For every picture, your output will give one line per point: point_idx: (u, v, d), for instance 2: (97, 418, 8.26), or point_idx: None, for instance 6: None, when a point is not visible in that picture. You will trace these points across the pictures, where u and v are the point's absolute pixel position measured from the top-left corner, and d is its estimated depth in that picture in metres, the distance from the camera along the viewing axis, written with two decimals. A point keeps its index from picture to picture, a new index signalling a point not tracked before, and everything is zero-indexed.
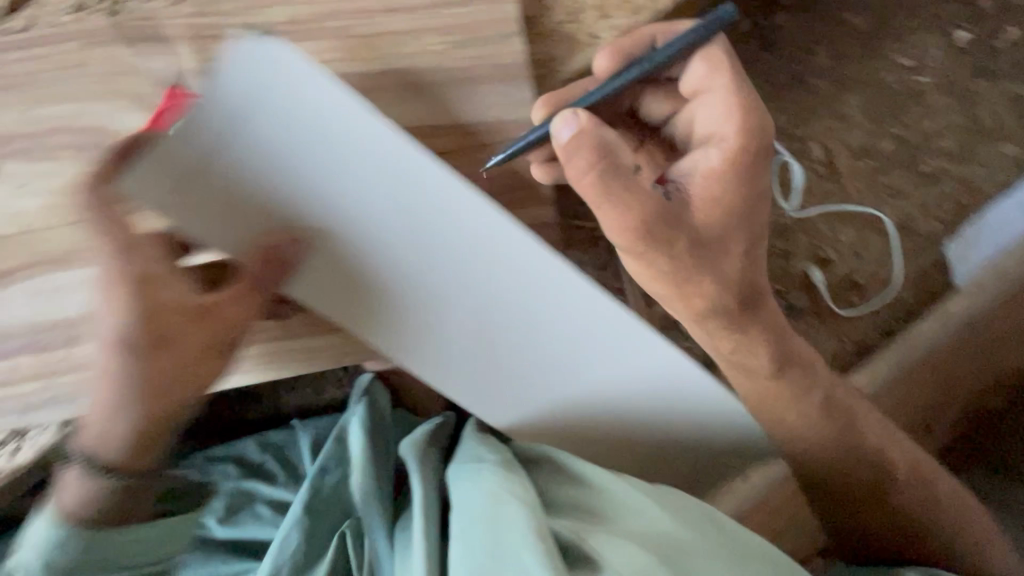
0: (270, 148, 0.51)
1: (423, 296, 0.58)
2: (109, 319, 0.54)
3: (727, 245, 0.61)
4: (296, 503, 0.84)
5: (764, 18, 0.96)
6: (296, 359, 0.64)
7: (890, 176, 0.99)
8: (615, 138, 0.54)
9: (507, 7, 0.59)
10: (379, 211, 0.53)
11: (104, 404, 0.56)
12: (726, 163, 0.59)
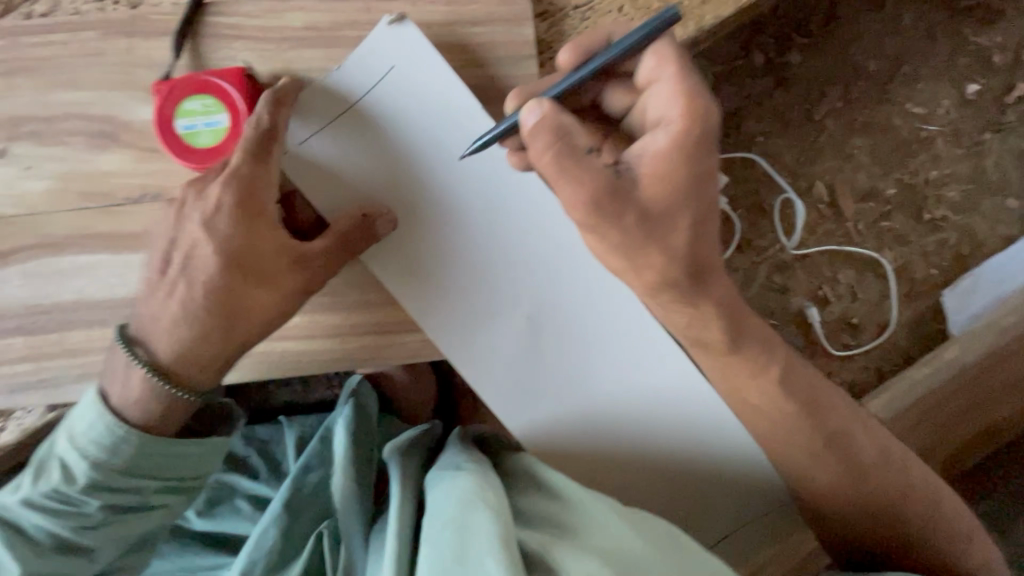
0: (395, 120, 0.58)
1: (492, 277, 0.61)
2: (216, 236, 0.54)
3: (677, 221, 0.52)
4: (276, 500, 0.85)
5: (779, 54, 0.96)
6: (284, 361, 0.62)
7: (892, 221, 0.99)
8: (569, 122, 0.50)
9: (527, 30, 0.59)
10: (471, 187, 0.60)
11: (181, 318, 0.56)
12: (676, 138, 0.50)
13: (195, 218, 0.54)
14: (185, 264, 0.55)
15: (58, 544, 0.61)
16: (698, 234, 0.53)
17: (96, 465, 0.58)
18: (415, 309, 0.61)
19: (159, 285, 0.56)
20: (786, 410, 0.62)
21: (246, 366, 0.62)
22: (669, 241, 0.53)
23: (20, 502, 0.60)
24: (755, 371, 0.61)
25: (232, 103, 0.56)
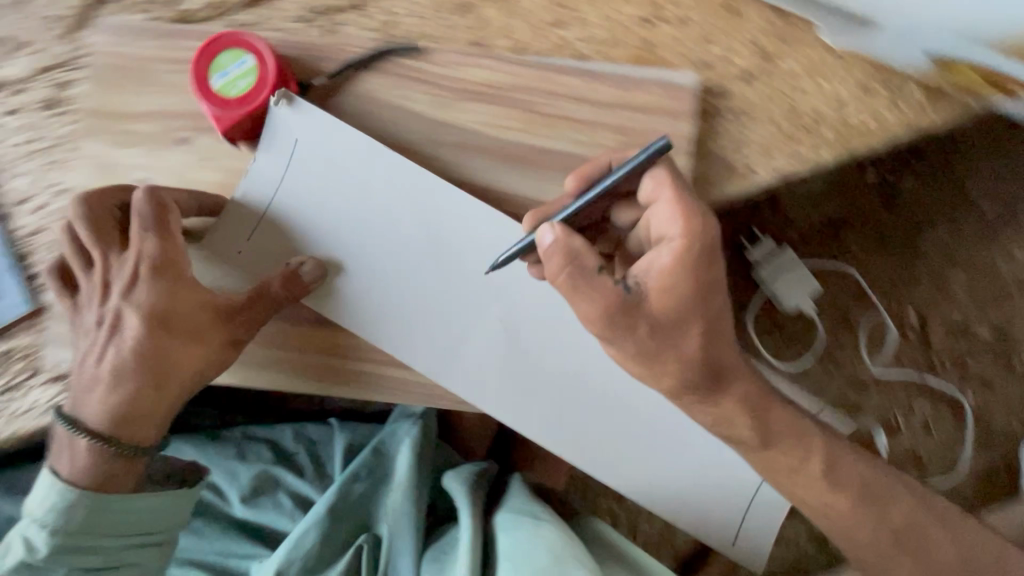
0: (320, 185, 0.62)
1: (465, 346, 0.62)
2: (138, 302, 0.59)
3: (686, 327, 0.53)
4: (321, 503, 0.83)
5: (892, 176, 0.97)
6: (389, 385, 0.64)
7: (980, 362, 0.97)
8: (577, 246, 0.51)
9: (682, 124, 0.62)
10: (403, 249, 0.62)
11: (103, 383, 0.60)
12: (677, 256, 0.51)
13: (118, 289, 0.59)
14: (113, 333, 0.59)
15: None
16: (708, 339, 0.53)
17: (54, 534, 0.59)
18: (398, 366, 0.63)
19: (92, 351, 0.60)
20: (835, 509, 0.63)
21: (352, 383, 0.64)
22: (681, 348, 0.53)
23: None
24: (818, 479, 0.62)
25: (229, 104, 0.61)
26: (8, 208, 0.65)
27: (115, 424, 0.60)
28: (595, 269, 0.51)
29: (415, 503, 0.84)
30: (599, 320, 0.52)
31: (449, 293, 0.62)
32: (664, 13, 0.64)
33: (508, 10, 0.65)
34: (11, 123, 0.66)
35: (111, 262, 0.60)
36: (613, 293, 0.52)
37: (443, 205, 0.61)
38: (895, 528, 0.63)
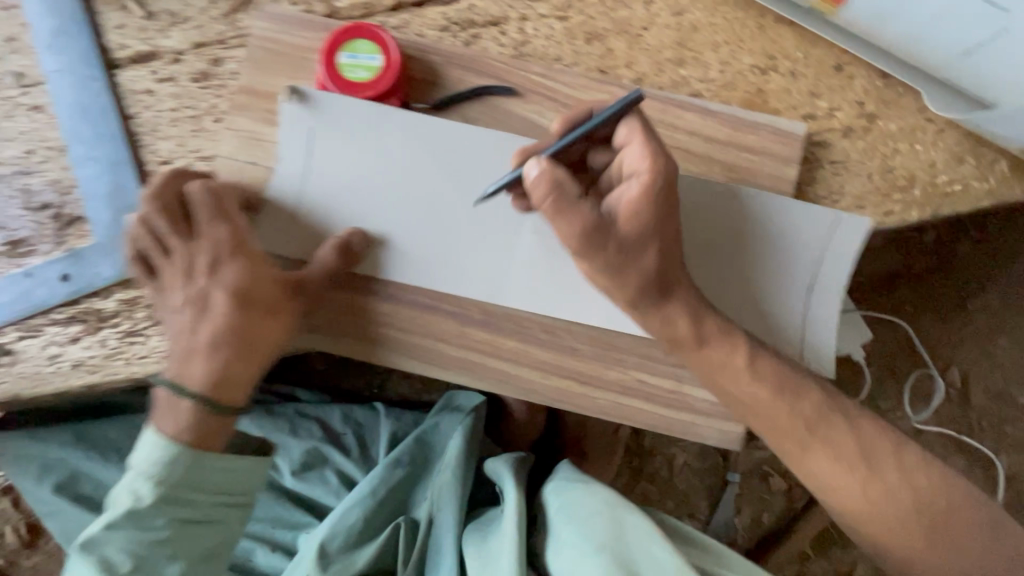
0: (347, 162, 0.64)
1: (518, 332, 0.64)
2: (224, 282, 0.60)
3: (647, 248, 0.57)
4: (364, 482, 0.86)
5: (952, 239, 1.01)
6: (491, 375, 0.64)
7: (1016, 427, 1.01)
8: (562, 174, 0.54)
9: (789, 169, 0.66)
10: (439, 224, 0.64)
11: (191, 353, 0.61)
12: (644, 189, 0.56)
13: (205, 270, 0.60)
14: (202, 309, 0.60)
15: (134, 560, 0.61)
16: (665, 255, 0.58)
17: (161, 485, 0.61)
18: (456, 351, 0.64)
19: (185, 319, 0.61)
20: (809, 454, 0.63)
21: (451, 367, 0.64)
22: (641, 264, 0.57)
23: (103, 533, 0.61)
24: (808, 437, 0.63)
25: (328, 70, 0.65)
26: (155, 168, 0.70)
27: (209, 388, 0.61)
28: (577, 194, 0.54)
29: (461, 483, 0.83)
30: (575, 238, 0.55)
31: (515, 263, 0.64)
32: (778, 65, 0.69)
33: (635, 45, 0.70)
34: (163, 91, 0.71)
35: (197, 247, 0.60)
36: (587, 217, 0.55)
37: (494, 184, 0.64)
38: (880, 467, 0.62)
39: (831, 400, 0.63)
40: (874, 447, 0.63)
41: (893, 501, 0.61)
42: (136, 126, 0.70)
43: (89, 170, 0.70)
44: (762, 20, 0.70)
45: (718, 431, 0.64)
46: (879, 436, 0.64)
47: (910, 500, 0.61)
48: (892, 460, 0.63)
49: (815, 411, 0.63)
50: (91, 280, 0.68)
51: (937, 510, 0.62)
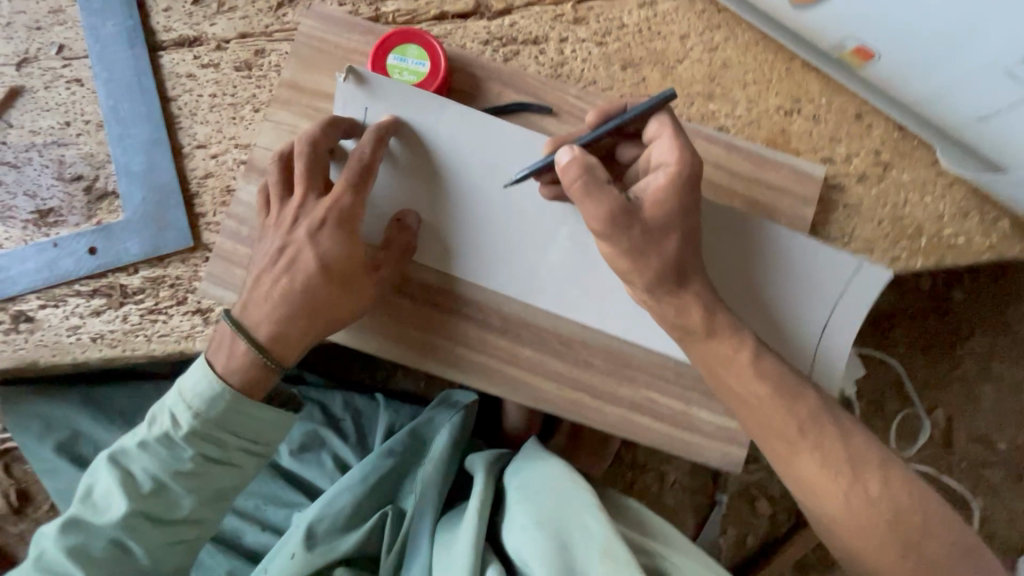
0: (411, 148, 0.66)
1: (534, 341, 0.66)
2: (323, 246, 0.61)
3: (670, 234, 0.59)
4: (356, 469, 0.88)
5: (947, 287, 1.05)
6: (505, 382, 0.66)
7: (994, 472, 1.05)
8: (592, 162, 0.58)
9: (807, 208, 0.69)
10: (487, 221, 0.66)
11: (279, 309, 0.61)
12: (670, 178, 0.59)
13: (305, 226, 0.62)
14: (290, 264, 0.62)
15: (155, 483, 0.61)
16: (687, 243, 0.60)
17: (197, 418, 0.60)
18: (469, 355, 0.66)
19: (271, 272, 0.62)
20: (798, 455, 0.60)
21: (466, 371, 0.66)
22: (661, 249, 0.59)
23: (135, 449, 0.61)
24: (798, 438, 0.59)
25: (379, 60, 0.68)
26: (190, 151, 0.71)
27: (271, 342, 0.61)
28: (606, 181, 0.58)
29: (443, 480, 0.85)
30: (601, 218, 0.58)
31: (545, 264, 0.66)
32: (802, 108, 0.72)
33: (668, 76, 0.73)
34: (205, 76, 0.72)
35: (306, 203, 0.63)
36: (614, 202, 0.57)
37: (537, 192, 0.65)
38: (864, 478, 0.58)
39: (826, 406, 0.60)
40: (862, 452, 0.59)
41: (869, 509, 0.57)
42: (176, 108, 0.72)
43: (123, 147, 0.71)
44: (791, 64, 0.73)
45: (724, 455, 0.66)
46: (869, 447, 0.59)
47: (887, 513, 0.57)
48: (877, 472, 0.58)
49: (810, 412, 0.60)
50: (118, 256, 0.69)
51: (914, 526, 0.57)
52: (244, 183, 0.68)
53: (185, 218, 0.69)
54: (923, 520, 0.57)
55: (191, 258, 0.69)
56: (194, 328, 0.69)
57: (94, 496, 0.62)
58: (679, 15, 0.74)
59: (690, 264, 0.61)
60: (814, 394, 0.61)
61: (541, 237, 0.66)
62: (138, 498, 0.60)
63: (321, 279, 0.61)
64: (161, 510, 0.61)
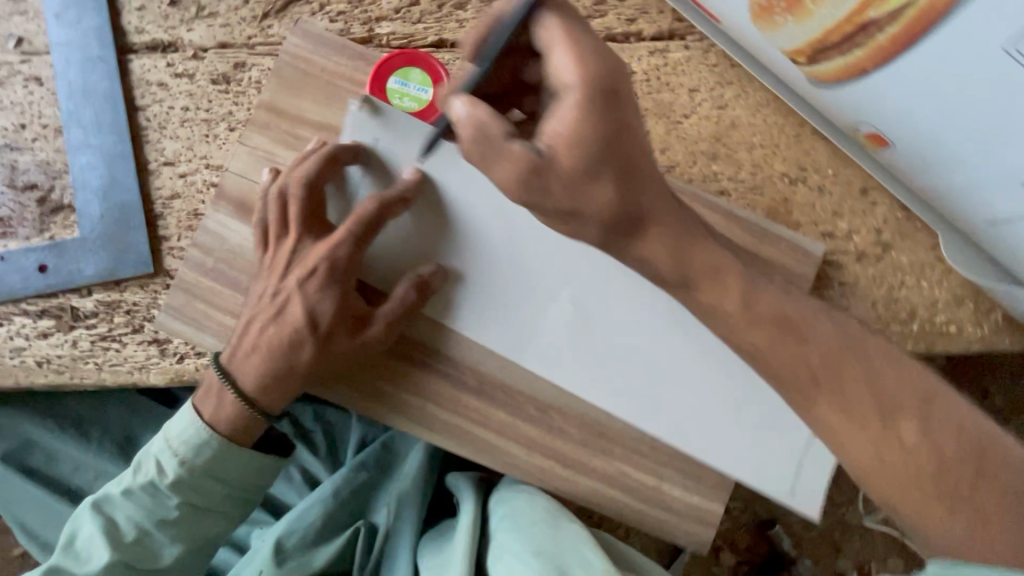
0: (428, 192, 0.61)
1: (518, 407, 0.63)
2: (307, 293, 0.57)
3: (602, 176, 0.43)
4: (327, 482, 0.77)
5: None
6: (475, 445, 0.63)
7: None
8: (483, 116, 0.43)
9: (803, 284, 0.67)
10: (502, 280, 0.61)
11: (260, 362, 0.57)
12: (576, 103, 0.42)
13: (297, 274, 0.58)
14: (276, 314, 0.58)
15: (138, 532, 0.56)
16: (627, 185, 0.44)
17: (185, 465, 0.56)
18: (443, 417, 0.63)
19: (248, 314, 0.59)
20: (812, 403, 0.45)
21: (436, 431, 0.63)
22: (592, 203, 0.44)
23: (118, 496, 0.57)
24: (811, 388, 0.45)
25: (378, 79, 0.62)
26: (157, 168, 0.66)
27: (259, 390, 0.58)
28: (500, 134, 0.43)
29: (424, 494, 0.76)
30: (512, 173, 0.44)
31: (556, 328, 0.62)
32: (807, 177, 0.70)
33: (672, 131, 0.70)
34: (178, 86, 0.67)
35: (302, 248, 0.59)
36: (519, 157, 0.43)
37: (559, 251, 0.61)
38: (897, 422, 0.43)
39: (845, 337, 0.46)
40: (893, 393, 0.43)
41: (908, 465, 0.42)
42: (144, 119, 0.67)
43: (84, 157, 0.66)
44: (801, 129, 0.70)
45: (693, 534, 0.64)
46: (904, 385, 0.44)
47: (936, 459, 0.42)
48: (914, 413, 0.43)
49: (823, 357, 0.45)
50: (71, 276, 0.64)
51: (965, 476, 0.41)
52: (211, 211, 0.63)
53: (147, 241, 0.65)
54: (975, 466, 0.41)
55: (150, 284, 0.65)
56: (149, 359, 0.64)
57: (75, 544, 0.57)
58: (689, 66, 0.70)
59: (636, 211, 0.45)
60: (829, 325, 0.46)
61: (548, 299, 0.62)
62: (120, 548, 0.56)
63: (307, 335, 0.57)
64: (143, 561, 0.57)
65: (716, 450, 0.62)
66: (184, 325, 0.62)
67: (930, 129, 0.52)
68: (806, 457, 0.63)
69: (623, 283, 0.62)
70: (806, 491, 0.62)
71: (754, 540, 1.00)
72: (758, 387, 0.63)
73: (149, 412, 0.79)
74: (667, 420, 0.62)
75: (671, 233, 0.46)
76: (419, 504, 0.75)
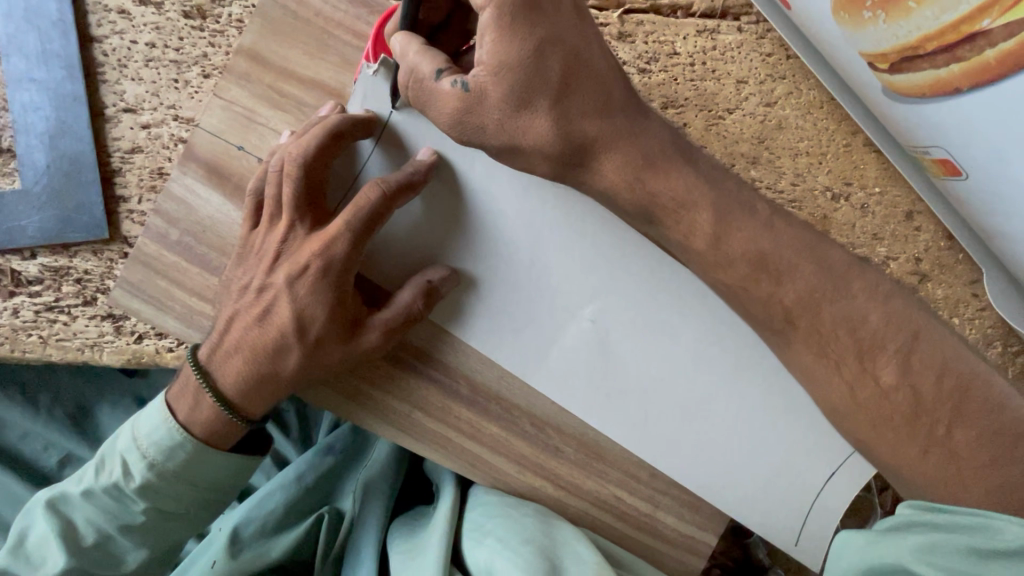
0: (439, 183, 0.53)
1: (519, 425, 0.58)
2: (294, 291, 0.50)
3: (534, 107, 0.47)
4: (290, 468, 0.69)
5: None
6: (463, 458, 0.58)
7: None
8: (415, 57, 0.46)
9: None
10: (519, 290, 0.55)
11: (238, 366, 0.51)
12: (493, 27, 0.45)
13: (285, 269, 0.50)
14: (262, 314, 0.51)
15: (100, 538, 0.50)
16: (562, 110, 0.47)
17: (154, 469, 0.50)
18: (434, 428, 0.58)
19: (227, 305, 0.52)
20: (790, 347, 0.53)
21: (425, 442, 0.58)
22: (529, 135, 0.48)
23: (77, 497, 0.50)
24: (786, 329, 0.52)
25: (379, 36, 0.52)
26: (115, 114, 0.57)
27: (241, 395, 0.51)
28: (431, 74, 0.46)
29: (395, 483, 0.70)
30: (452, 110, 0.47)
31: (573, 345, 0.56)
32: (852, 194, 0.63)
33: (712, 127, 0.62)
34: (142, 17, 0.57)
35: (293, 236, 0.51)
36: (449, 96, 0.46)
37: (582, 260, 0.55)
38: (874, 364, 0.50)
39: (829, 275, 0.51)
40: (877, 338, 0.50)
41: (883, 401, 0.50)
42: (100, 53, 0.57)
43: (25, 94, 0.55)
44: (852, 139, 0.63)
45: (683, 561, 0.62)
46: (890, 329, 0.50)
47: (908, 402, 0.49)
48: (893, 356, 0.50)
49: (797, 299, 0.51)
50: (11, 235, 0.56)
51: (940, 416, 0.49)
52: (178, 173, 0.54)
53: (101, 200, 0.56)
54: (953, 408, 0.48)
55: (104, 251, 0.57)
56: (102, 337, 0.57)
57: (25, 546, 0.50)
58: (740, 53, 0.62)
59: (577, 141, 0.49)
60: (810, 266, 0.51)
61: (565, 311, 0.56)
62: (77, 554, 0.49)
63: (294, 341, 0.50)
64: (101, 566, 0.50)
65: (725, 490, 0.59)
66: (144, 305, 0.54)
67: (1012, 165, 0.46)
68: (819, 503, 0.59)
69: (649, 306, 0.56)
70: (812, 537, 0.60)
71: (726, 544, 0.91)
72: (780, 428, 0.58)
73: (107, 381, 0.73)
74: (679, 455, 0.59)
75: (622, 157, 0.50)
76: (388, 492, 0.68)
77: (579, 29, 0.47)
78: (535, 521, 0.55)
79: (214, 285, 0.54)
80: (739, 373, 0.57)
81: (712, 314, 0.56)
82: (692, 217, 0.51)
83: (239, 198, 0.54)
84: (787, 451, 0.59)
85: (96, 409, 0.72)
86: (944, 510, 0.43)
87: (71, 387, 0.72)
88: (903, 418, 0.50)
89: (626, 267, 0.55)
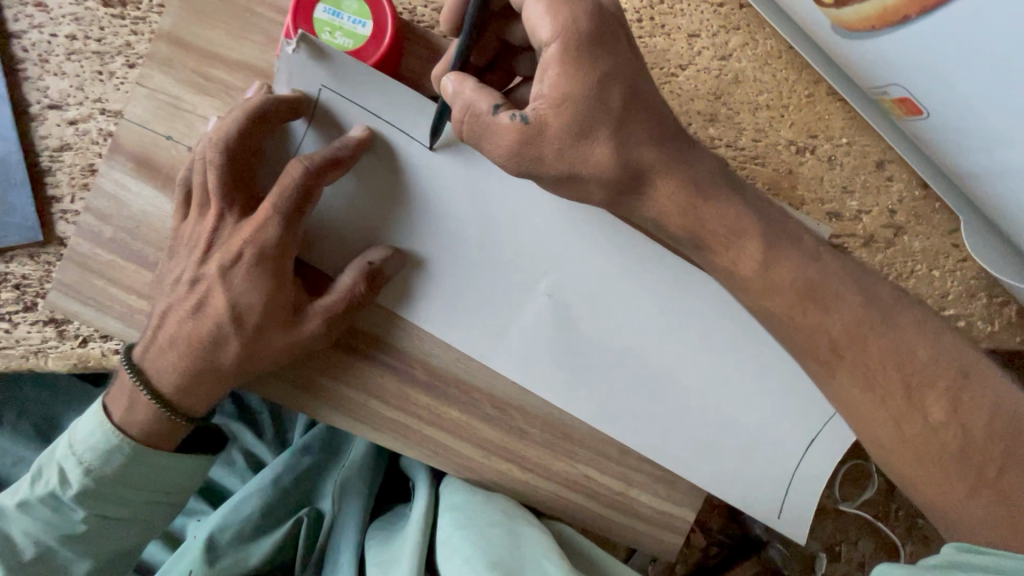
0: (379, 157, 0.51)
1: (481, 410, 0.56)
2: (230, 282, 0.48)
3: (595, 137, 0.43)
4: (267, 469, 0.68)
5: None
6: (422, 445, 0.56)
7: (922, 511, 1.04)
8: (471, 94, 0.43)
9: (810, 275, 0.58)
10: (468, 265, 0.53)
11: (176, 364, 0.49)
12: (558, 61, 0.42)
13: (218, 259, 0.48)
14: (196, 308, 0.49)
15: (40, 549, 0.49)
16: (622, 138, 0.44)
17: (91, 475, 0.48)
18: (394, 419, 0.56)
19: (162, 300, 0.50)
20: (833, 379, 0.49)
21: (385, 432, 0.56)
22: (588, 165, 0.44)
23: (14, 510, 0.49)
24: (832, 360, 0.48)
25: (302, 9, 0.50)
26: (40, 111, 0.55)
27: (179, 392, 0.49)
28: (488, 110, 0.43)
29: (372, 483, 0.68)
30: (510, 143, 0.44)
31: (529, 320, 0.54)
32: (818, 146, 0.60)
33: (666, 85, 0.58)
34: (60, 8, 0.55)
35: (223, 225, 0.49)
36: (508, 130, 0.43)
37: (535, 233, 0.53)
38: (924, 405, 0.46)
39: (876, 305, 0.48)
40: (925, 370, 0.46)
41: (931, 439, 0.46)
42: (20, 49, 0.55)
43: None
44: (815, 88, 0.60)
45: (660, 541, 0.60)
46: (939, 365, 0.46)
47: (956, 442, 0.45)
48: (945, 393, 0.46)
49: (845, 330, 0.48)
50: None
51: (994, 457, 0.44)
52: (105, 168, 0.52)
53: (31, 200, 0.54)
54: (1006, 449, 0.44)
55: (41, 254, 0.55)
56: (46, 343, 0.54)
57: None
58: (691, 6, 0.59)
59: (634, 169, 0.45)
60: (858, 298, 0.48)
61: (519, 285, 0.53)
62: (17, 568, 0.48)
63: (231, 333, 0.48)
64: None
65: (700, 464, 0.57)
66: (78, 305, 0.52)
67: (995, 120, 0.44)
68: (799, 471, 0.57)
69: (613, 277, 0.54)
70: (794, 508, 0.58)
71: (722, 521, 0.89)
72: (756, 396, 0.56)
73: (69, 387, 0.72)
74: (649, 431, 0.56)
75: (676, 184, 0.47)
76: (365, 492, 0.66)
77: (634, 64, 0.44)
78: (501, 531, 0.51)
79: (149, 280, 0.52)
80: (707, 343, 0.55)
81: (676, 285, 0.54)
82: (743, 247, 0.48)
83: (171, 189, 0.52)
84: (758, 417, 0.56)
85: (60, 416, 0.71)
86: (986, 552, 0.41)
87: (33, 397, 0.71)
88: (953, 456, 0.45)
89: (585, 240, 0.53)
